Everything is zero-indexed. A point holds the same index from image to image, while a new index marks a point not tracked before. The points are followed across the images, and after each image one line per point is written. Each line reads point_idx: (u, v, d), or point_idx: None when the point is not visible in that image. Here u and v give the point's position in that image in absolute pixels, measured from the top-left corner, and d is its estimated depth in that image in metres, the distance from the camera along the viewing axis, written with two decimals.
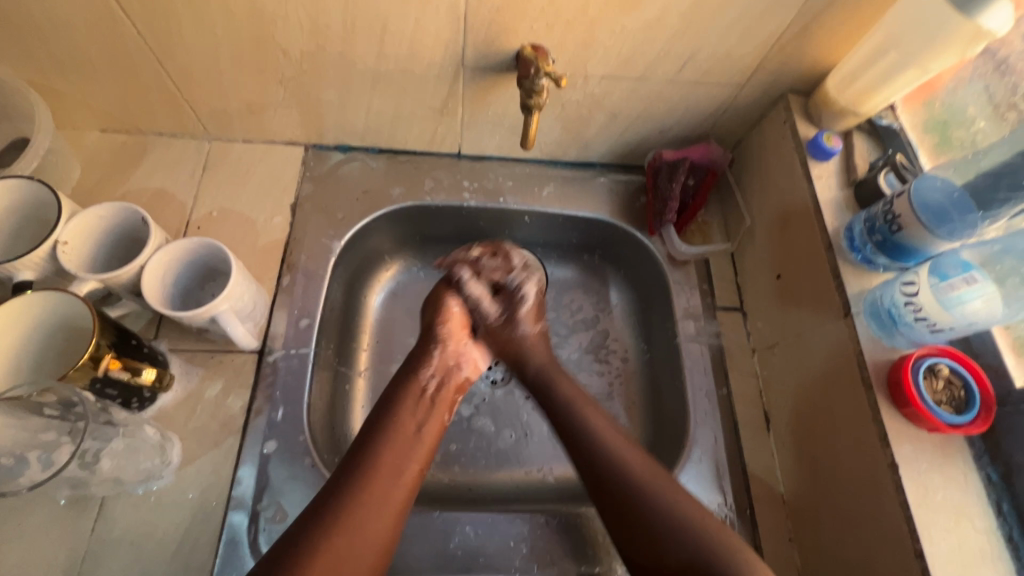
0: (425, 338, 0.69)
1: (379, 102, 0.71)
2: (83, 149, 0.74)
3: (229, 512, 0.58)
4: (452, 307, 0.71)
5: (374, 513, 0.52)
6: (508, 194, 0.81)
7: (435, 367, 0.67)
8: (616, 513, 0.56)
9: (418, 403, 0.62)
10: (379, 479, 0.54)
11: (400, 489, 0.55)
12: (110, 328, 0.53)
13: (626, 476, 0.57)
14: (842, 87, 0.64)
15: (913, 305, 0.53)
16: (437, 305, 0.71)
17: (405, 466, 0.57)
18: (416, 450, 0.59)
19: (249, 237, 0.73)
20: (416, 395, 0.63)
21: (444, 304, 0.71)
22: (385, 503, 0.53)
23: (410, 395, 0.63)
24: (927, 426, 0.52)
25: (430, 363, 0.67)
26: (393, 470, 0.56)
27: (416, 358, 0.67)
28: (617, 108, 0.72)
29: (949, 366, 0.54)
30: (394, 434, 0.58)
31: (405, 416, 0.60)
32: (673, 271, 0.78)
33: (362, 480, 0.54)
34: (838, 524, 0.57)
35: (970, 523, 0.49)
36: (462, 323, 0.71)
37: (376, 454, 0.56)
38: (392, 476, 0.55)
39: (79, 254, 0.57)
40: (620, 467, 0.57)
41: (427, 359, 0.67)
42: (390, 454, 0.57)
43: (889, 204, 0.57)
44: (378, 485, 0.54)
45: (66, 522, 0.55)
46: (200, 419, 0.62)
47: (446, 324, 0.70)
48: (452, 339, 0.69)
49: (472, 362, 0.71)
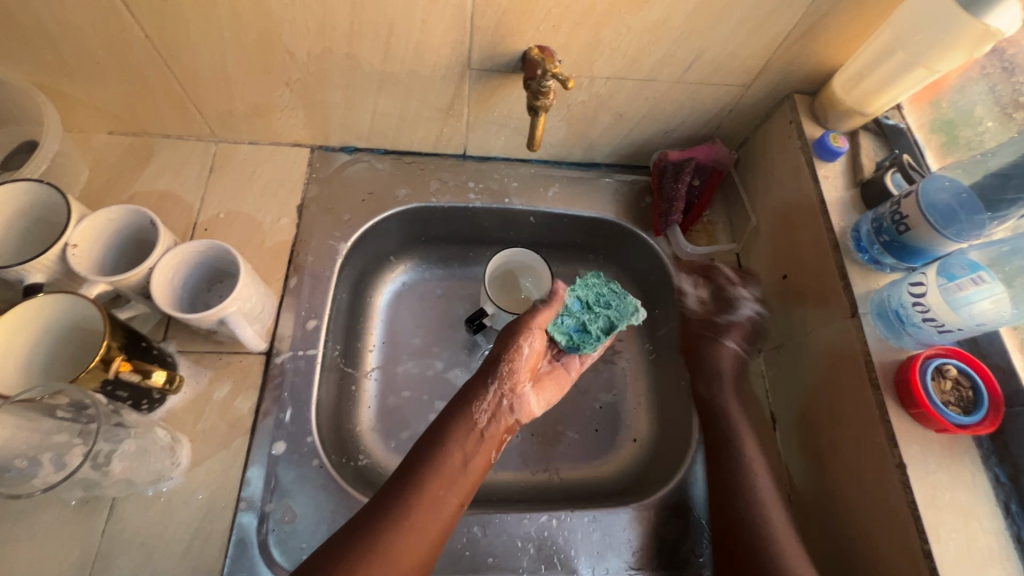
0: (487, 366, 0.63)
1: (385, 103, 0.71)
2: (91, 151, 0.74)
3: (239, 512, 0.58)
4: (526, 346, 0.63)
5: (411, 544, 0.51)
6: (513, 195, 0.81)
7: (490, 404, 0.61)
8: (726, 507, 0.62)
9: (471, 440, 0.59)
10: (422, 508, 0.53)
11: (440, 522, 0.53)
12: (120, 330, 0.53)
13: None
14: (848, 87, 0.64)
15: (921, 306, 0.53)
16: (510, 338, 0.63)
17: (445, 500, 0.55)
18: (461, 484, 0.56)
19: (256, 238, 0.73)
20: (470, 431, 0.59)
21: (515, 342, 0.63)
22: (425, 535, 0.52)
23: (464, 431, 0.59)
24: (934, 427, 0.52)
25: (486, 399, 0.61)
26: (434, 498, 0.54)
27: (473, 387, 0.62)
28: (623, 108, 0.73)
29: (957, 367, 0.54)
30: (441, 466, 0.56)
31: (453, 448, 0.57)
32: (678, 271, 0.78)
33: (406, 499, 0.53)
34: (844, 524, 0.57)
35: (977, 523, 0.50)
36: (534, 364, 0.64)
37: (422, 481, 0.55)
38: (437, 506, 0.54)
39: (89, 256, 0.58)
40: None
41: (483, 394, 0.61)
42: (439, 481, 0.55)
43: (895, 204, 0.57)
44: (421, 514, 0.53)
45: (78, 523, 0.56)
46: (209, 420, 0.62)
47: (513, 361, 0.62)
48: (513, 380, 0.62)
49: (527, 408, 0.64)
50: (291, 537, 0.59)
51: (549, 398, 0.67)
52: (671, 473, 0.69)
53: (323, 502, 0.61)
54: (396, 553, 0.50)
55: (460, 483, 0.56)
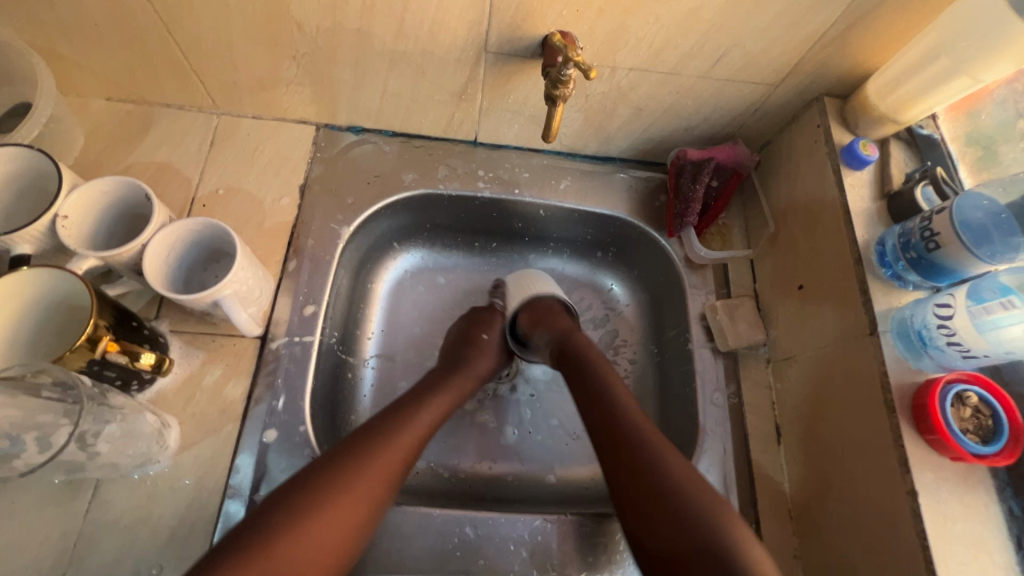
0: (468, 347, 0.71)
1: (396, 83, 0.68)
2: (88, 118, 0.72)
3: (226, 500, 0.57)
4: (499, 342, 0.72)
5: (358, 500, 0.51)
6: (524, 186, 0.78)
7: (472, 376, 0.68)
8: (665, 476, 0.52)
9: (451, 398, 0.65)
10: (386, 452, 0.55)
11: (389, 473, 0.54)
12: (108, 309, 0.51)
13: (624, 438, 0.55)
14: (883, 93, 0.61)
15: (946, 328, 0.51)
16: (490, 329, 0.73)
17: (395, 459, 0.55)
18: (425, 438, 0.60)
19: (255, 218, 0.71)
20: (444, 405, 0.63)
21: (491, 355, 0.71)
22: (374, 490, 0.52)
23: (445, 391, 0.65)
24: (950, 454, 0.50)
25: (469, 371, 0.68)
26: (391, 458, 0.55)
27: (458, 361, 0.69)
28: (643, 102, 0.69)
29: (978, 394, 0.52)
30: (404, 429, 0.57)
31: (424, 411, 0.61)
32: (690, 274, 0.76)
33: (366, 452, 0.53)
34: (848, 545, 0.56)
35: (987, 557, 0.48)
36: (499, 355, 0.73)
37: (382, 436, 0.55)
38: (398, 453, 0.55)
39: (79, 229, 0.55)
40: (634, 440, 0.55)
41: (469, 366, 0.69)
42: (404, 437, 0.57)
43: (926, 219, 0.55)
44: (375, 469, 0.53)
45: (60, 502, 0.54)
46: (200, 404, 0.60)
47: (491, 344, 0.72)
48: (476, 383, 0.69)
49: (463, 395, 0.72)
50: None
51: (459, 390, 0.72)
52: None
53: None
54: (344, 506, 0.50)
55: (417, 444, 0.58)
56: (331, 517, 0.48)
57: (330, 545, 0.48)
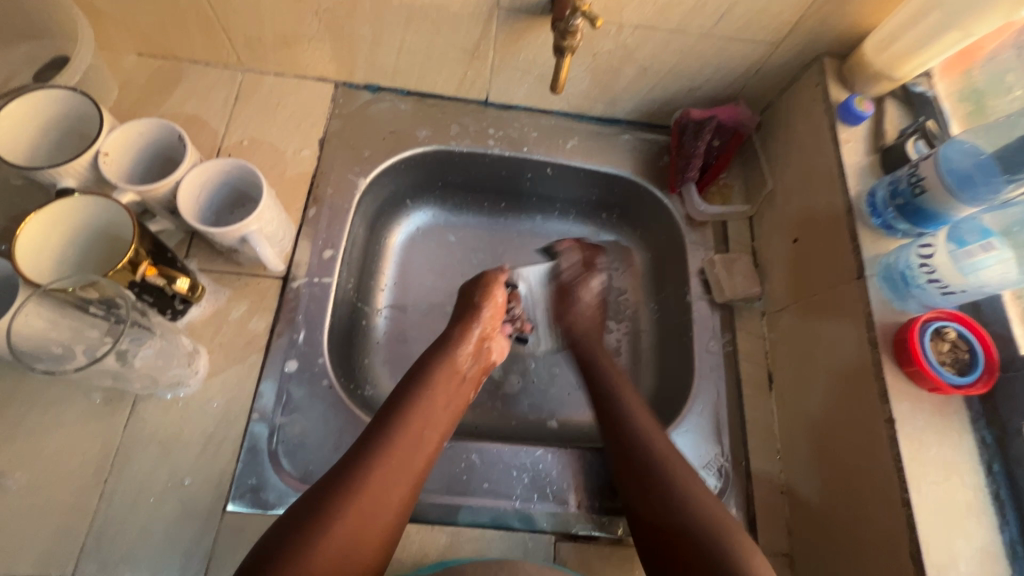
0: (466, 315, 0.71)
1: (412, 40, 0.71)
2: (122, 71, 0.76)
3: (251, 422, 0.62)
4: (497, 297, 0.73)
5: (401, 477, 0.55)
6: (532, 144, 0.82)
7: (473, 345, 0.69)
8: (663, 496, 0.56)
9: (453, 368, 0.65)
10: (409, 437, 0.57)
11: (425, 457, 0.58)
12: (148, 237, 0.55)
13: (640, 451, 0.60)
14: (879, 49, 0.63)
15: (927, 267, 0.54)
16: (485, 289, 0.73)
17: (425, 439, 0.58)
18: (443, 413, 0.62)
19: (277, 168, 0.75)
20: (452, 372, 0.65)
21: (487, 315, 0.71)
22: (413, 469, 0.56)
23: (446, 363, 0.65)
24: (928, 386, 0.53)
25: (469, 341, 0.69)
26: (421, 441, 0.58)
27: (457, 333, 0.69)
28: (648, 60, 0.72)
29: (956, 330, 0.54)
30: (427, 409, 0.60)
31: (439, 389, 0.63)
32: (690, 231, 0.79)
33: (384, 442, 0.56)
34: (830, 476, 0.59)
35: (958, 479, 0.51)
36: (500, 312, 0.73)
37: (411, 411, 0.59)
38: (415, 432, 0.58)
39: (119, 165, 0.60)
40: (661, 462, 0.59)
41: (468, 336, 0.69)
42: (417, 419, 0.59)
43: (914, 167, 0.58)
44: (414, 449, 0.57)
45: (101, 418, 0.59)
46: (226, 335, 0.65)
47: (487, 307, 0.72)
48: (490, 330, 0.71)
49: (500, 347, 0.73)
50: (298, 448, 0.62)
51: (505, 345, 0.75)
52: (666, 424, 0.71)
53: (329, 420, 0.64)
54: (390, 481, 0.54)
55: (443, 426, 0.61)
56: (383, 490, 0.54)
57: (385, 515, 0.53)
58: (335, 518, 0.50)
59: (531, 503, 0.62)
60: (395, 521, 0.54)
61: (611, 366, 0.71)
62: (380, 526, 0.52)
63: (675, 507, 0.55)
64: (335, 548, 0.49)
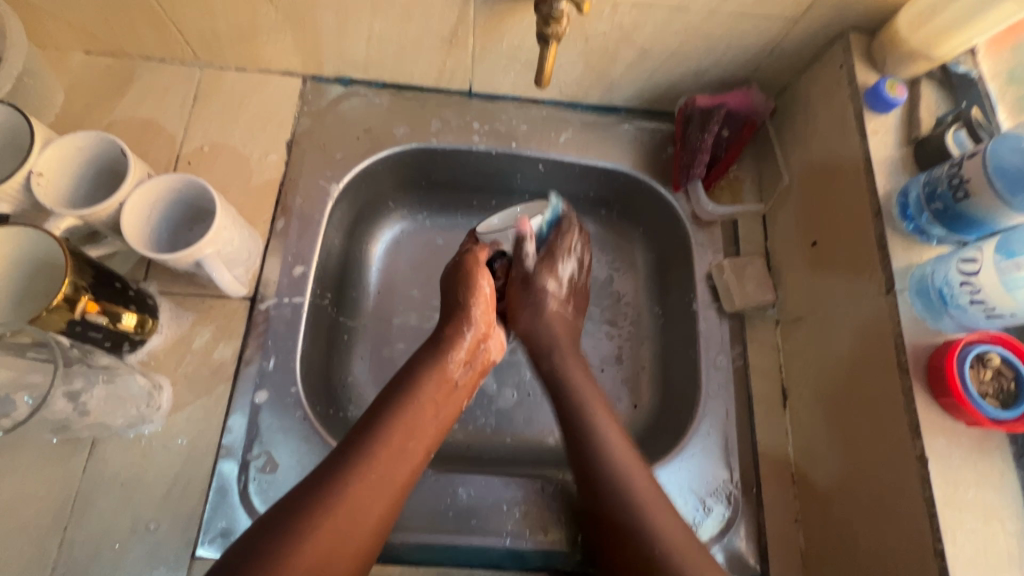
0: (456, 314, 0.63)
1: (382, 28, 0.63)
2: (67, 72, 0.69)
3: (219, 459, 0.57)
4: (484, 289, 0.64)
5: (378, 495, 0.50)
6: (521, 139, 0.74)
7: (467, 350, 0.61)
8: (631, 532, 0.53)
9: (439, 376, 0.58)
10: (387, 453, 0.52)
11: (407, 471, 0.53)
12: (87, 268, 0.50)
13: (603, 474, 0.56)
14: (915, 24, 0.55)
15: (969, 284, 0.48)
16: (468, 286, 0.63)
17: (407, 451, 0.53)
18: (429, 427, 0.56)
19: (241, 175, 0.68)
20: (440, 380, 0.58)
21: (473, 311, 0.63)
22: (391, 486, 0.51)
23: (430, 372, 0.58)
24: (966, 419, 0.47)
25: (462, 345, 0.61)
26: (402, 453, 0.53)
27: (448, 335, 0.61)
28: (648, 42, 0.64)
29: (1001, 356, 0.48)
30: (413, 418, 0.55)
31: (425, 400, 0.56)
32: (697, 231, 0.72)
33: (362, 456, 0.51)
34: (852, 511, 0.54)
35: (999, 525, 0.46)
36: (490, 305, 0.65)
37: (391, 420, 0.54)
38: (394, 448, 0.52)
39: (56, 186, 0.54)
40: (623, 486, 0.55)
41: (460, 341, 0.61)
42: (398, 434, 0.53)
43: (956, 165, 0.50)
44: (390, 464, 0.52)
45: (58, 461, 0.55)
46: (191, 365, 0.60)
47: (477, 303, 0.64)
48: (485, 327, 0.64)
49: (497, 343, 0.66)
50: (271, 487, 0.57)
51: (502, 339, 0.67)
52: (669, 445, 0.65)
53: (304, 454, 0.59)
54: (367, 500, 0.49)
55: (428, 437, 0.55)
56: (356, 508, 0.48)
57: (358, 537, 0.48)
58: (298, 542, 0.45)
59: (522, 540, 0.58)
60: (371, 543, 0.49)
61: (573, 357, 0.66)
62: (353, 549, 0.48)
63: (632, 527, 0.53)
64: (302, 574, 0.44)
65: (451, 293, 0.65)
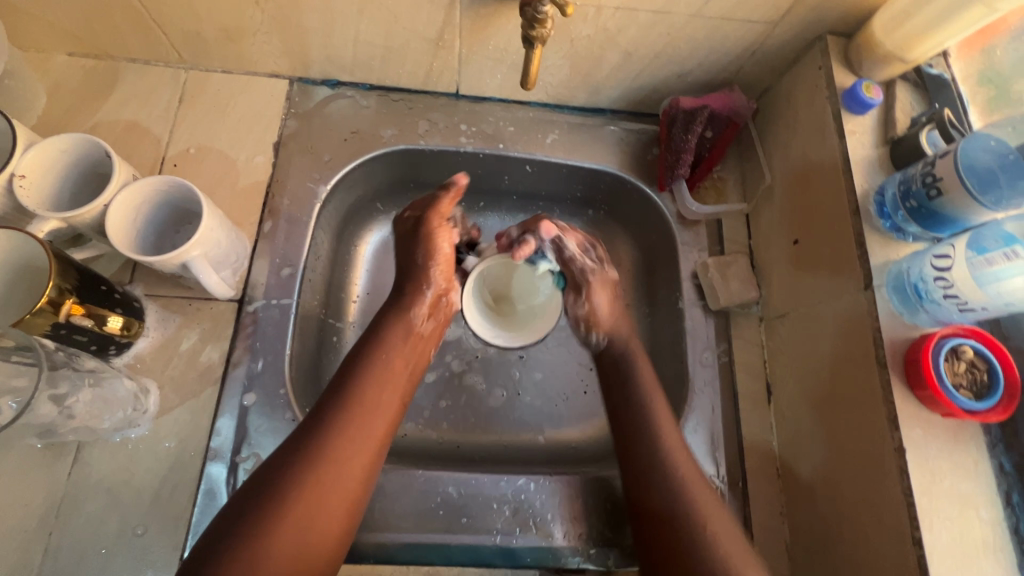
0: (415, 273, 0.64)
1: (368, 30, 0.64)
2: (50, 74, 0.68)
3: (208, 462, 0.57)
4: (444, 247, 0.66)
5: (346, 463, 0.49)
6: (508, 140, 0.75)
7: (429, 304, 0.63)
8: (644, 488, 0.55)
9: (404, 335, 0.59)
10: (354, 422, 0.51)
11: (383, 424, 0.53)
12: (72, 272, 0.50)
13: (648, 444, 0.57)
14: (889, 28, 0.57)
15: (943, 280, 0.49)
16: (429, 243, 0.65)
17: (382, 402, 0.54)
18: (396, 391, 0.56)
19: (228, 177, 0.68)
20: (406, 338, 0.59)
21: (433, 270, 0.65)
22: (368, 437, 0.51)
23: (393, 336, 0.59)
24: (941, 410, 0.48)
25: (425, 301, 0.63)
26: (376, 405, 0.53)
27: (409, 292, 0.63)
28: (632, 45, 0.65)
29: (974, 348, 0.50)
30: (375, 386, 0.54)
31: (387, 364, 0.56)
32: (682, 230, 0.73)
33: (323, 430, 0.50)
34: (835, 503, 0.55)
35: (974, 512, 0.47)
36: (450, 265, 0.67)
37: (354, 391, 0.53)
38: (360, 419, 0.52)
39: (38, 189, 0.54)
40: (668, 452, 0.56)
41: (420, 296, 0.63)
42: (362, 403, 0.53)
43: (929, 165, 0.52)
44: (355, 433, 0.51)
45: (42, 466, 0.54)
46: (178, 368, 0.60)
47: (437, 262, 0.66)
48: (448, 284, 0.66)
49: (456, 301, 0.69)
50: None
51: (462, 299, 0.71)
52: None
53: None
54: (346, 455, 0.50)
55: (400, 389, 0.56)
56: (323, 484, 0.48)
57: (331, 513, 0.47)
58: (271, 529, 0.44)
59: (513, 537, 0.59)
60: (354, 498, 0.49)
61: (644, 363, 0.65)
62: (337, 505, 0.48)
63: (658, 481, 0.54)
64: (287, 535, 0.45)
65: (412, 256, 0.66)
